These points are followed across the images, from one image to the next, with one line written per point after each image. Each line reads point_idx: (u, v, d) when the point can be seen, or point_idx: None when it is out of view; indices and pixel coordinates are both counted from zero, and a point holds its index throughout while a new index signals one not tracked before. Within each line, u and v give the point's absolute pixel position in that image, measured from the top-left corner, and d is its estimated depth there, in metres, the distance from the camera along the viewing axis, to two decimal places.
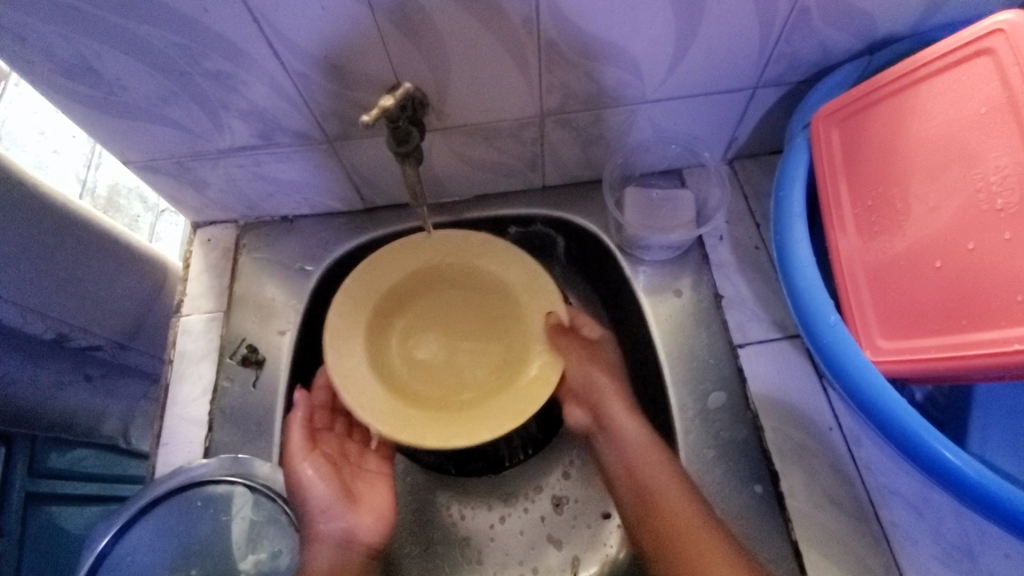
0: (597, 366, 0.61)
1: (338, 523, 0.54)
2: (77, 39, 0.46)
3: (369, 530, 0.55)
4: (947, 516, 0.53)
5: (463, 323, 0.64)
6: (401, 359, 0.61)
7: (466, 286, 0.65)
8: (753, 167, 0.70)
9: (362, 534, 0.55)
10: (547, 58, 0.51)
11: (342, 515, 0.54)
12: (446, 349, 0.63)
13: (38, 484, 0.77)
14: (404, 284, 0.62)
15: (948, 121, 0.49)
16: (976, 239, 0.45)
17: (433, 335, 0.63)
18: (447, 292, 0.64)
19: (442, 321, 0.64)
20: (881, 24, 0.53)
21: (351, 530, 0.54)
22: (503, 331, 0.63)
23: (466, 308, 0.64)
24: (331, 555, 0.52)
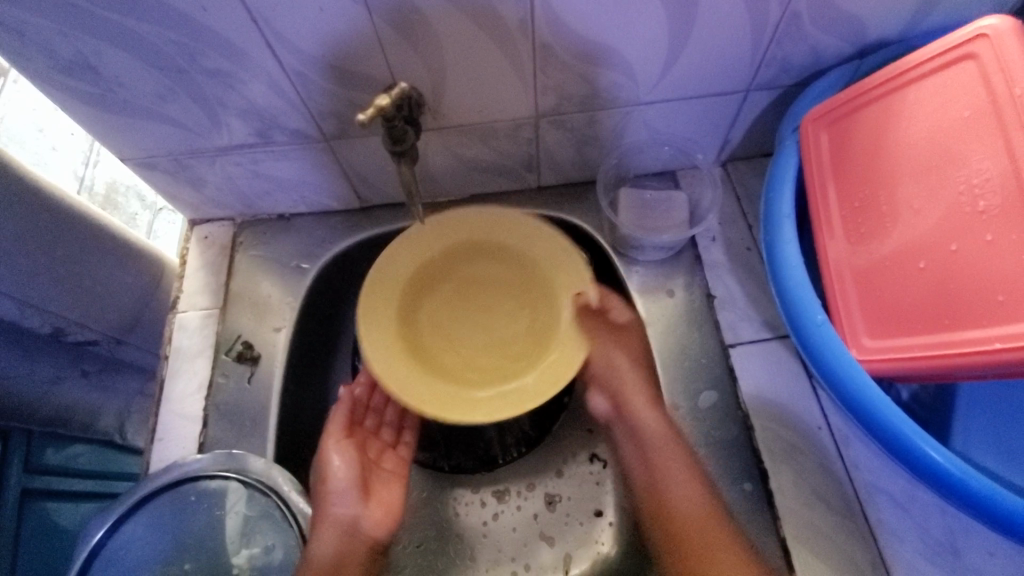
0: (624, 354, 0.61)
1: (352, 512, 0.57)
2: (76, 36, 0.47)
3: (375, 529, 0.59)
4: (934, 515, 0.54)
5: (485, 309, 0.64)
6: (427, 334, 0.62)
7: (502, 261, 0.65)
8: (746, 169, 0.71)
9: (366, 527, 0.58)
10: (542, 59, 0.52)
11: (353, 506, 0.58)
12: (466, 328, 0.63)
13: (33, 480, 0.77)
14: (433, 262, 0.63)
15: (933, 124, 0.50)
16: (959, 241, 0.46)
17: (456, 318, 0.63)
18: (486, 276, 0.65)
19: (459, 299, 0.64)
20: (870, 29, 0.53)
21: (359, 522, 0.57)
22: (524, 314, 0.63)
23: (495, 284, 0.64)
24: (335, 540, 0.55)
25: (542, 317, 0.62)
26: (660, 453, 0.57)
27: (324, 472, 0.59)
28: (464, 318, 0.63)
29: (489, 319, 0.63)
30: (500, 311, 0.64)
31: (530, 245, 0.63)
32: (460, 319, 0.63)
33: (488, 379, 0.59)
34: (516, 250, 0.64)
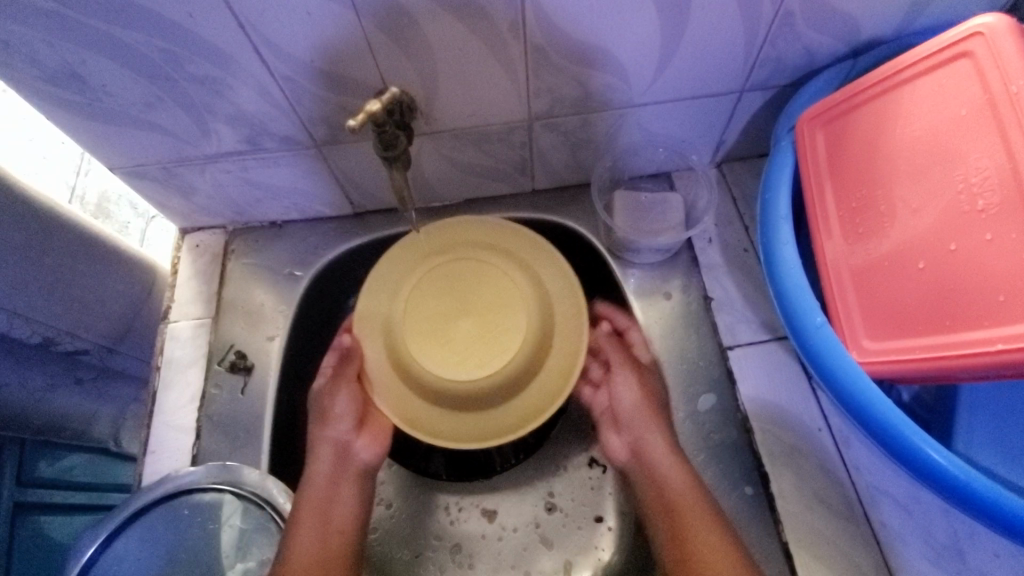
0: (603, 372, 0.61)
1: (344, 436, 0.60)
2: (61, 45, 0.46)
3: (367, 453, 0.60)
4: (936, 516, 0.53)
5: (479, 280, 0.62)
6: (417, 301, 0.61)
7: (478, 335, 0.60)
8: (741, 170, 0.70)
9: (360, 453, 0.60)
10: (535, 61, 0.51)
11: (348, 429, 0.60)
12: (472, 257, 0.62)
13: (26, 493, 0.77)
14: (412, 320, 0.60)
15: (929, 123, 0.49)
16: (958, 240, 0.46)
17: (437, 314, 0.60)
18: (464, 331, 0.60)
19: (448, 280, 0.61)
20: (864, 28, 0.53)
21: (350, 447, 0.60)
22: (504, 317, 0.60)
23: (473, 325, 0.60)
24: (329, 461, 0.58)
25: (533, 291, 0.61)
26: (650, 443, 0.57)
27: (326, 411, 0.60)
28: (461, 276, 0.62)
29: (486, 276, 0.62)
30: (501, 278, 0.61)
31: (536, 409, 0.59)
32: (460, 272, 0.62)
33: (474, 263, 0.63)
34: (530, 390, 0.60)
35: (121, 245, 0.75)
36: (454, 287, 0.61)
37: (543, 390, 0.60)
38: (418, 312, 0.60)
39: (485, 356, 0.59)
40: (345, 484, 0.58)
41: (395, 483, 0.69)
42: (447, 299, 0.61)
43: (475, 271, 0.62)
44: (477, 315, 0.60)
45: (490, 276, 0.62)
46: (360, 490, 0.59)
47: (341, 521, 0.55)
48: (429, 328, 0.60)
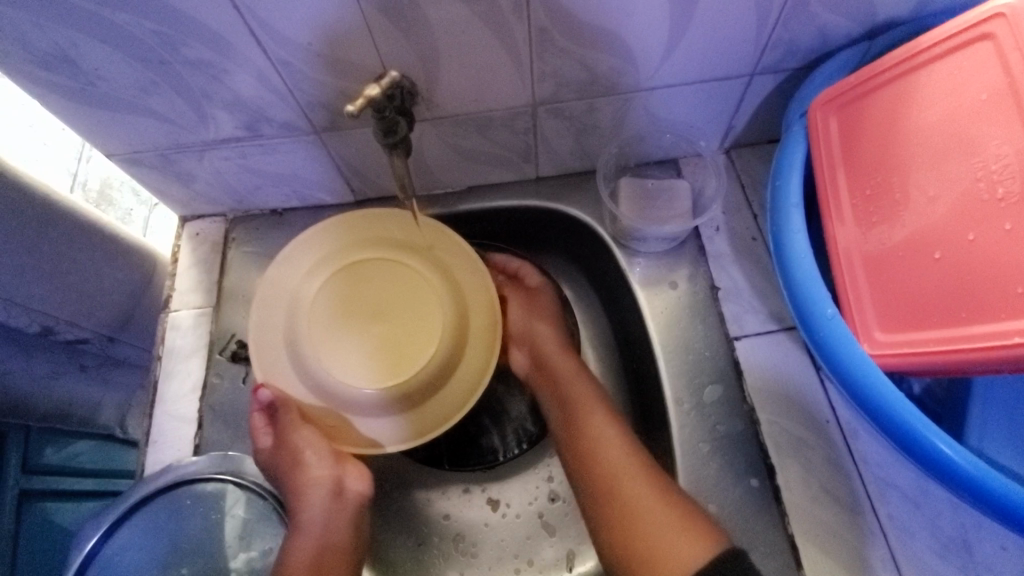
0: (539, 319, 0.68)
1: (333, 475, 0.57)
2: (53, 28, 0.45)
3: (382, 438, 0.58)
4: (944, 510, 0.53)
5: (389, 283, 0.62)
6: (342, 309, 0.60)
7: (408, 334, 0.60)
8: (751, 156, 0.69)
9: (353, 486, 0.58)
10: (539, 44, 0.50)
11: (332, 467, 0.57)
12: (372, 257, 0.62)
13: (32, 481, 0.77)
14: (315, 340, 0.59)
15: (947, 107, 0.48)
16: (976, 230, 0.44)
17: (364, 319, 0.60)
18: (391, 331, 0.60)
19: (353, 289, 0.61)
20: (881, 10, 0.51)
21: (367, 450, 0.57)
22: (431, 311, 0.61)
23: (397, 323, 0.61)
24: (325, 499, 0.55)
25: (439, 274, 0.62)
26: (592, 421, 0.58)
27: (298, 459, 0.55)
28: (368, 284, 0.62)
29: (396, 274, 0.62)
30: (405, 270, 0.62)
31: (469, 387, 0.60)
32: (366, 275, 0.62)
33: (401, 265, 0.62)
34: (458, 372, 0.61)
35: (120, 231, 0.74)
36: (362, 297, 0.61)
37: (466, 380, 0.60)
38: (338, 326, 0.60)
39: (415, 346, 0.60)
40: (338, 515, 0.55)
41: (397, 475, 0.68)
42: (356, 309, 0.60)
43: (383, 273, 0.62)
44: (393, 314, 0.61)
45: (395, 280, 0.62)
46: (356, 522, 0.56)
47: (337, 540, 0.54)
48: (352, 342, 0.59)
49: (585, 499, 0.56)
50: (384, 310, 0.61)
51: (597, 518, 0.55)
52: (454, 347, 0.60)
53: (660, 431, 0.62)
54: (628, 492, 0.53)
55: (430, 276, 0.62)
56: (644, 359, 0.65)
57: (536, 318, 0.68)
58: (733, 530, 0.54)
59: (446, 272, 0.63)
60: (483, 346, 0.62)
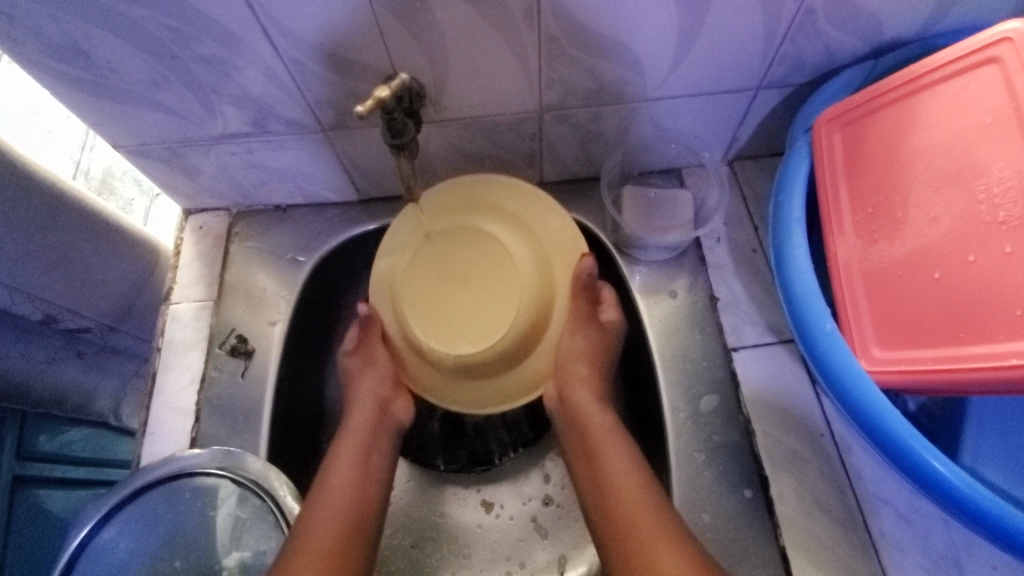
0: (586, 344, 0.63)
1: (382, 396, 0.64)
2: (65, 19, 0.45)
3: (403, 415, 0.65)
4: (935, 526, 0.53)
5: (480, 253, 0.63)
6: (430, 256, 0.62)
7: (472, 308, 0.62)
8: (754, 168, 0.69)
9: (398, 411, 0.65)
10: (549, 51, 0.50)
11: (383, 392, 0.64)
12: (471, 224, 0.63)
13: (26, 467, 0.77)
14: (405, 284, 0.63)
15: (952, 129, 0.49)
16: (977, 251, 0.45)
17: (448, 273, 0.62)
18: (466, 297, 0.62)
19: (444, 247, 0.63)
20: (886, 29, 0.52)
21: (391, 407, 0.64)
22: (500, 301, 0.62)
23: (467, 292, 0.62)
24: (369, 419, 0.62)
25: (535, 269, 0.62)
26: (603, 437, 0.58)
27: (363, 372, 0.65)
28: (470, 246, 0.63)
29: (488, 246, 0.63)
30: (497, 248, 0.62)
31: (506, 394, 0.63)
32: (459, 234, 0.63)
33: (486, 251, 0.63)
34: (515, 371, 0.64)
35: (91, 201, 0.69)
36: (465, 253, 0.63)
37: (503, 389, 0.63)
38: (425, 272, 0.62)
39: (480, 327, 0.61)
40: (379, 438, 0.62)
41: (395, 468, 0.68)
42: (443, 264, 0.62)
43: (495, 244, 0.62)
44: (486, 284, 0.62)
45: (501, 252, 0.62)
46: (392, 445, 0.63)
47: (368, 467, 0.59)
48: (429, 294, 0.62)
49: (589, 491, 0.56)
50: (460, 279, 0.62)
51: (599, 525, 0.54)
52: (516, 351, 0.62)
53: (656, 439, 0.62)
54: (623, 481, 0.54)
55: (528, 265, 0.62)
56: (641, 366, 0.66)
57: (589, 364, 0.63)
58: (725, 540, 0.54)
59: (543, 270, 0.63)
60: (545, 361, 0.65)
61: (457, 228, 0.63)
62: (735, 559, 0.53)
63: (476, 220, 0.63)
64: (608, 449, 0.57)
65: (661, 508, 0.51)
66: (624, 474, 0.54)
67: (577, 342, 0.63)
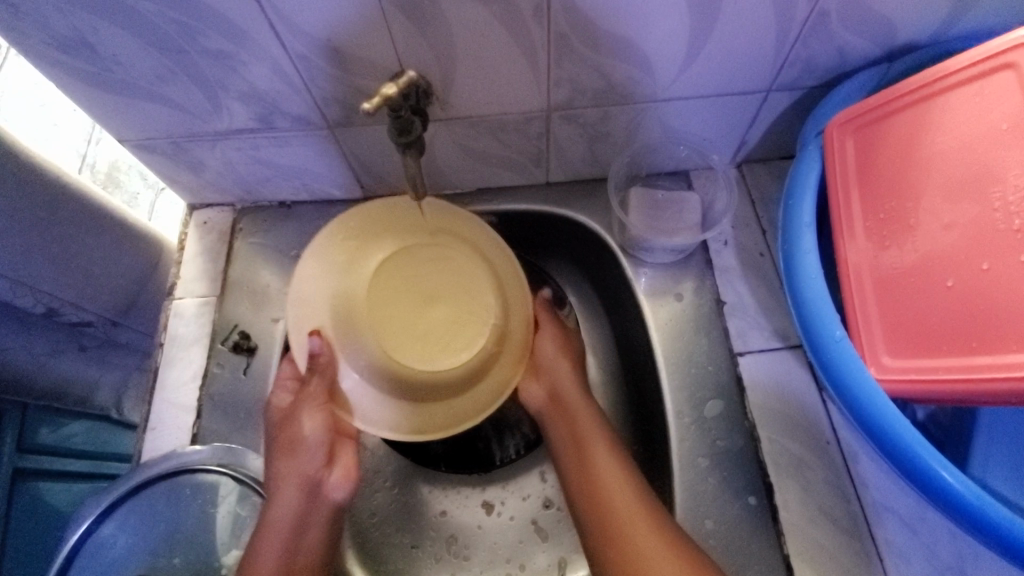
0: (557, 344, 0.63)
1: (316, 474, 0.54)
2: (72, 12, 0.44)
3: (338, 493, 0.55)
4: (941, 536, 0.53)
5: (433, 272, 0.59)
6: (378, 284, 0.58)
7: (435, 325, 0.58)
8: (762, 171, 0.68)
9: (332, 488, 0.54)
10: (558, 50, 0.50)
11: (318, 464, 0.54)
12: (417, 248, 0.59)
13: (26, 460, 0.77)
14: (346, 294, 0.57)
15: (966, 135, 0.48)
16: (991, 259, 0.44)
17: (403, 297, 0.58)
18: (426, 318, 0.58)
19: (395, 273, 0.58)
20: (900, 32, 0.51)
21: (321, 484, 0.54)
22: (462, 316, 0.58)
23: (427, 312, 0.58)
24: (296, 498, 0.52)
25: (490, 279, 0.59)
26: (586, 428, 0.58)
27: (295, 441, 0.54)
28: (420, 270, 0.58)
29: (439, 265, 0.59)
30: (449, 266, 0.59)
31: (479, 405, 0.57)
32: (408, 260, 0.59)
33: (438, 272, 0.59)
34: (480, 384, 0.57)
35: (94, 194, 0.68)
36: (422, 272, 0.59)
37: (477, 402, 0.57)
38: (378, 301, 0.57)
39: (442, 347, 0.57)
40: (311, 526, 0.53)
41: (396, 468, 0.68)
42: (394, 290, 0.58)
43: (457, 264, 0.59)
44: (445, 302, 0.58)
45: (461, 274, 0.59)
46: (329, 530, 0.54)
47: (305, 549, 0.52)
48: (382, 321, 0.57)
49: (574, 488, 0.56)
50: (412, 301, 0.58)
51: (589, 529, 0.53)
52: (479, 365, 0.57)
53: (659, 443, 0.62)
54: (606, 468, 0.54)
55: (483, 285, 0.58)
56: (645, 369, 0.65)
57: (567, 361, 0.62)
58: (728, 546, 0.53)
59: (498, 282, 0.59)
60: (512, 366, 0.59)
61: (404, 254, 0.59)
62: (736, 566, 0.53)
63: (423, 243, 0.59)
64: (591, 436, 0.57)
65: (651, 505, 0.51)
66: (611, 474, 0.54)
67: (547, 342, 0.63)
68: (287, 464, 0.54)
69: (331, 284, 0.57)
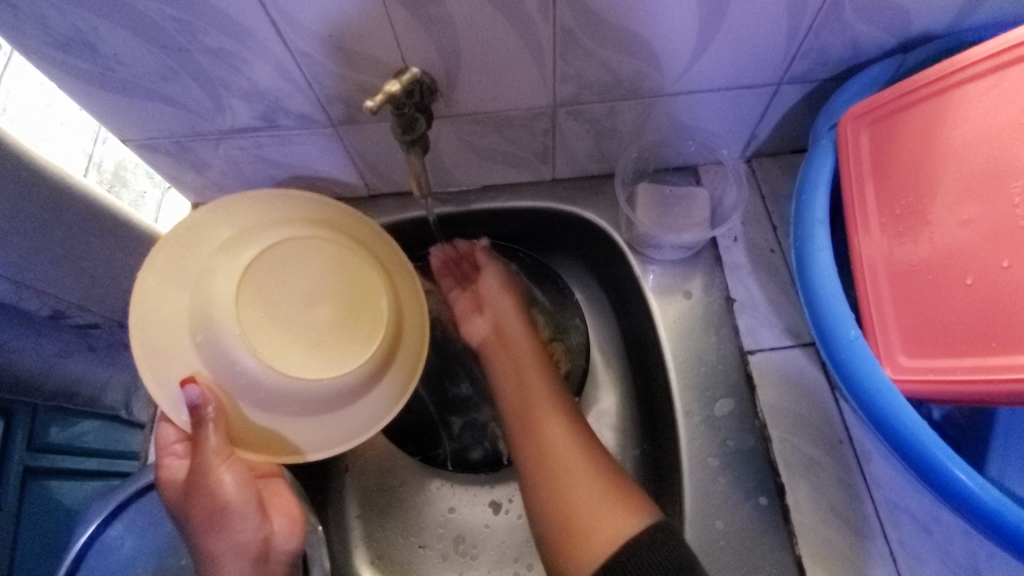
0: (497, 281, 0.69)
1: (258, 534, 0.47)
2: (73, 11, 0.44)
3: (289, 543, 0.49)
4: (956, 538, 0.52)
5: (305, 266, 0.54)
6: (247, 291, 0.51)
7: (325, 318, 0.54)
8: (773, 166, 0.67)
9: (280, 546, 0.48)
10: (563, 44, 0.49)
11: (257, 527, 0.47)
12: (279, 246, 0.53)
13: (37, 459, 0.78)
14: (183, 319, 0.52)
15: (985, 128, 0.47)
16: (1011, 256, 0.43)
17: (273, 303, 0.52)
18: (314, 317, 0.53)
19: (261, 278, 0.52)
20: (916, 22, 0.50)
21: (269, 544, 0.48)
22: (358, 300, 0.55)
23: (313, 310, 0.53)
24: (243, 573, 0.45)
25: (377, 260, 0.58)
26: (526, 361, 0.62)
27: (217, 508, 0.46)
28: (291, 268, 0.53)
29: (308, 258, 0.54)
30: (313, 255, 0.54)
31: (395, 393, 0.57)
32: (271, 263, 0.53)
33: (316, 265, 0.54)
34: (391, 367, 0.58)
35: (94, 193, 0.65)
36: (286, 272, 0.53)
37: (391, 391, 0.57)
38: (250, 312, 0.51)
39: (340, 340, 0.53)
40: None
41: (402, 467, 0.68)
42: (264, 294, 0.52)
43: (330, 259, 0.55)
44: (329, 296, 0.54)
45: (339, 261, 0.55)
46: None
47: None
48: (263, 329, 0.51)
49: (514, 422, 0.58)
50: (290, 303, 0.53)
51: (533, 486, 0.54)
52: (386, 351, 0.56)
53: (668, 442, 0.61)
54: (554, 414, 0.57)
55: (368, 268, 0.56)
56: (654, 368, 0.64)
57: (506, 298, 0.67)
58: (737, 547, 0.53)
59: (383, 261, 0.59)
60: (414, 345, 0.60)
61: (269, 256, 0.53)
62: (746, 566, 0.52)
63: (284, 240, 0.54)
64: (527, 372, 0.61)
65: (631, 517, 0.48)
66: (566, 444, 0.54)
67: (489, 282, 0.69)
68: (215, 537, 0.45)
69: (154, 311, 0.51)
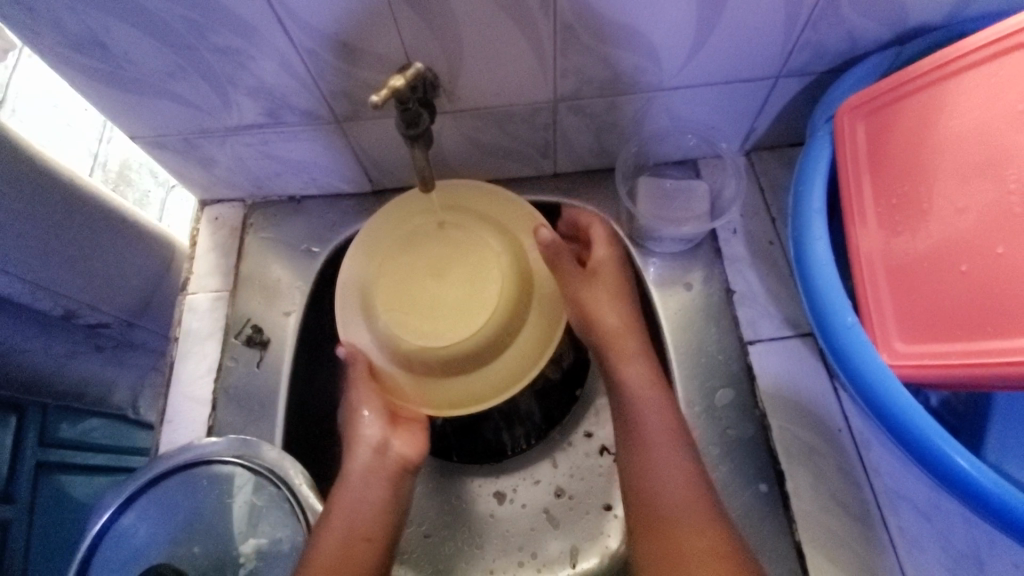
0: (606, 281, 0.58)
1: (379, 434, 0.57)
2: (85, 11, 0.45)
3: (406, 449, 0.58)
4: (956, 524, 0.52)
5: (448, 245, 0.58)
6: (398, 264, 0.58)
7: (456, 295, 0.57)
8: (771, 159, 0.68)
9: (397, 447, 0.58)
10: (564, 40, 0.50)
11: (379, 429, 0.57)
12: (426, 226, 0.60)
13: (48, 453, 0.78)
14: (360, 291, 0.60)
15: (981, 117, 0.47)
16: (1007, 243, 0.44)
17: (417, 276, 0.58)
18: (446, 293, 0.57)
19: (408, 251, 0.59)
20: (911, 15, 0.50)
21: (388, 443, 0.57)
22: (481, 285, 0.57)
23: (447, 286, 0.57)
24: (365, 458, 0.56)
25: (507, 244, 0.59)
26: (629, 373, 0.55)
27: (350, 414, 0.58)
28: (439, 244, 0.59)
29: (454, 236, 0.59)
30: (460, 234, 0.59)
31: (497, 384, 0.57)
32: (417, 239, 0.59)
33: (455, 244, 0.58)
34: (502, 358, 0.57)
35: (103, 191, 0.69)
36: (433, 247, 0.59)
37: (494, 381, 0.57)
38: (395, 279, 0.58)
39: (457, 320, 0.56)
40: (376, 483, 0.55)
41: None
42: (409, 264, 0.58)
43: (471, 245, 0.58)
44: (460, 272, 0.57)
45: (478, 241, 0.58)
46: (392, 489, 0.56)
47: (368, 524, 0.53)
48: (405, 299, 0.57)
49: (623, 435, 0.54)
50: (426, 280, 0.57)
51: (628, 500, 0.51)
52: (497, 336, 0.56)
53: None
54: (650, 396, 0.54)
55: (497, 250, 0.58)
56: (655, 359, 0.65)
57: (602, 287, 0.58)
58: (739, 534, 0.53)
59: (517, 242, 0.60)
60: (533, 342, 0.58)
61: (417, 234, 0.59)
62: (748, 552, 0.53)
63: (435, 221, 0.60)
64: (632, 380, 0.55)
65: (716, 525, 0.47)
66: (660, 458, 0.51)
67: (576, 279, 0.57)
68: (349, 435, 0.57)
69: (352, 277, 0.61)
